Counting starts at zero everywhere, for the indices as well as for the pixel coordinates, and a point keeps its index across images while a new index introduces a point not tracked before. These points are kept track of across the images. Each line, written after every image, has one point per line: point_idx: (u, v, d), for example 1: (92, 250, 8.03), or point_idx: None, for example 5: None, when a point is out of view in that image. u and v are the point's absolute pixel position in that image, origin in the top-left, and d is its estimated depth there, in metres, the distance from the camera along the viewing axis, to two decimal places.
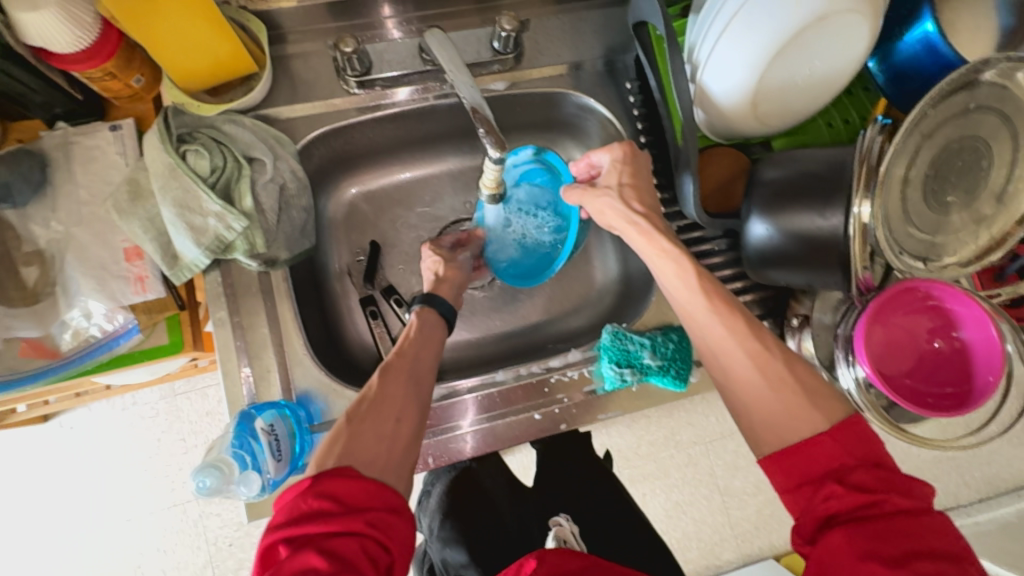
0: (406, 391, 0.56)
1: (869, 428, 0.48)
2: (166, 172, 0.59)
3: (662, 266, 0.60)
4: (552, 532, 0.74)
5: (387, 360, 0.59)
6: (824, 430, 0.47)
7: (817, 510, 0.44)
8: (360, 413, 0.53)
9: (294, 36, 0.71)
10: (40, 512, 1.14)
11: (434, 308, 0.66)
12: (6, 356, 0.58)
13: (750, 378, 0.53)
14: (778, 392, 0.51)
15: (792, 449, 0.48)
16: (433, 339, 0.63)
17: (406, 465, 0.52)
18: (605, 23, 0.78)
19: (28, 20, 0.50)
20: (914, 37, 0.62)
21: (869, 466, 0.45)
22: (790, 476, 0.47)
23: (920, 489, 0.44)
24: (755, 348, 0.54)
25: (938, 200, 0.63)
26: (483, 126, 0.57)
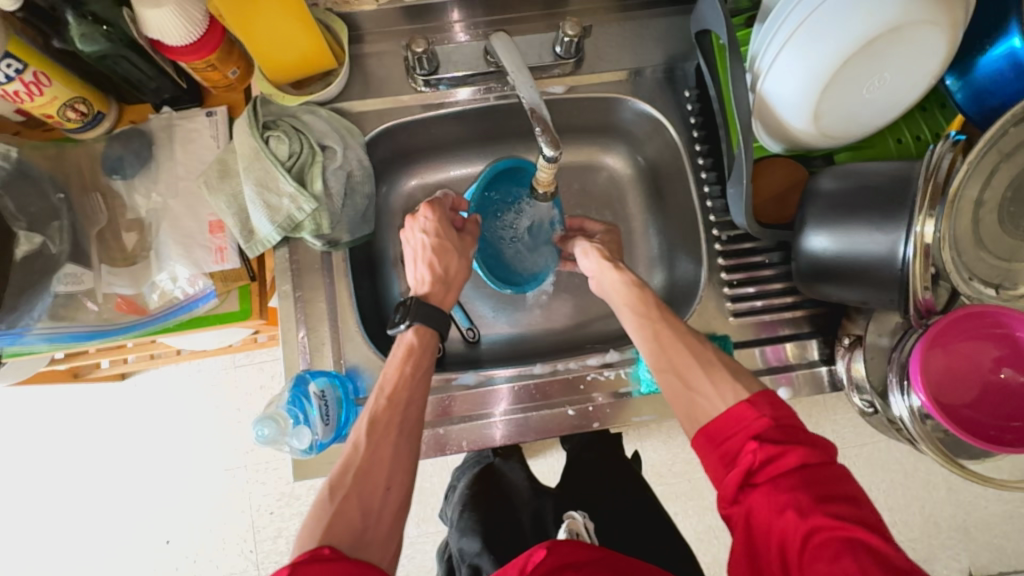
0: (395, 448, 0.57)
1: (777, 395, 0.54)
2: (251, 155, 0.66)
3: (625, 292, 0.67)
4: (565, 524, 0.76)
5: (377, 410, 0.59)
6: (743, 398, 0.54)
7: (739, 465, 0.50)
8: (345, 484, 0.54)
9: (371, 37, 0.76)
10: (112, 460, 1.26)
11: (428, 326, 0.66)
12: (105, 309, 0.66)
13: (695, 373, 0.59)
14: (716, 379, 0.58)
15: (717, 417, 0.54)
16: (426, 376, 0.63)
17: (395, 531, 0.54)
18: (668, 31, 0.79)
19: (151, 16, 0.58)
20: (998, 53, 0.59)
21: (781, 425, 0.51)
22: (716, 440, 0.53)
23: (823, 444, 0.50)
24: (698, 348, 0.60)
25: (1017, 224, 0.59)
26: (539, 126, 0.60)
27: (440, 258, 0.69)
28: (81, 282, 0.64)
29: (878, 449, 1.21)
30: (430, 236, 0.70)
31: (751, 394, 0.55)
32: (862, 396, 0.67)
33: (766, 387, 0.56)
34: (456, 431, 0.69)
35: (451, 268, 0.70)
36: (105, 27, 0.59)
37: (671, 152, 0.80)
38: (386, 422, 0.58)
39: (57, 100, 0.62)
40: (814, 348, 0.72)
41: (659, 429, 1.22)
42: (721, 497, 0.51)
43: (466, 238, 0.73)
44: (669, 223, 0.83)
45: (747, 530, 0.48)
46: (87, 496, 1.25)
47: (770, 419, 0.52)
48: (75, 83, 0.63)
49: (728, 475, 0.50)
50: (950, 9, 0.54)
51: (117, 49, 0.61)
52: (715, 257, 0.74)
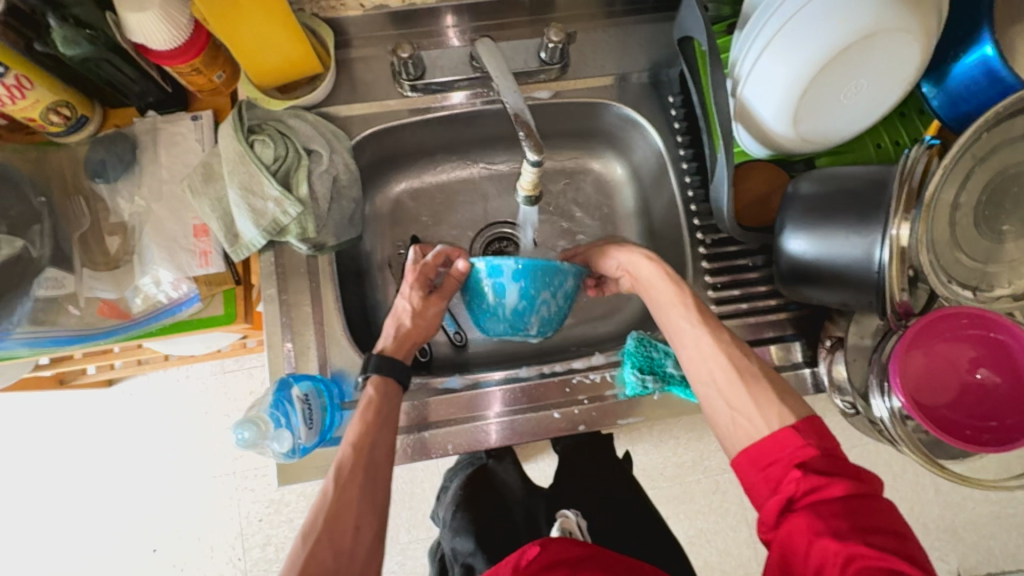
0: (363, 489, 0.56)
1: (823, 423, 0.53)
2: (235, 158, 0.66)
3: (664, 291, 0.65)
4: (558, 523, 0.75)
5: (344, 455, 0.57)
6: (789, 423, 0.52)
7: (781, 491, 0.49)
8: (317, 527, 0.53)
9: (357, 41, 0.76)
10: (96, 467, 1.24)
11: (389, 375, 0.64)
12: (87, 313, 0.66)
13: (733, 388, 0.57)
14: (759, 400, 0.55)
15: (759, 440, 0.53)
16: (388, 417, 0.62)
17: (369, 571, 0.53)
18: (652, 37, 0.80)
19: (134, 20, 0.58)
20: (971, 60, 0.60)
21: (828, 456, 0.50)
22: (756, 464, 0.52)
23: (866, 474, 0.50)
24: (738, 359, 0.59)
25: (992, 227, 0.60)
26: (523, 130, 0.60)
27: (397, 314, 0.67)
28: (62, 285, 0.64)
29: (867, 451, 1.22)
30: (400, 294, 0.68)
31: (797, 418, 0.53)
32: (844, 398, 0.68)
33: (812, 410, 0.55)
34: (443, 435, 0.69)
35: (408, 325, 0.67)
36: (88, 31, 0.60)
37: (656, 156, 0.80)
38: (351, 469, 0.57)
39: (40, 103, 0.62)
40: (797, 350, 0.73)
41: (650, 433, 1.22)
42: (760, 521, 0.51)
43: (434, 297, 0.68)
44: (656, 226, 0.83)
45: (783, 556, 0.48)
46: (71, 504, 1.23)
47: (817, 449, 0.50)
48: (58, 86, 0.63)
49: (768, 500, 0.50)
50: (924, 16, 0.55)
51: (100, 53, 0.61)
52: (699, 260, 0.74)
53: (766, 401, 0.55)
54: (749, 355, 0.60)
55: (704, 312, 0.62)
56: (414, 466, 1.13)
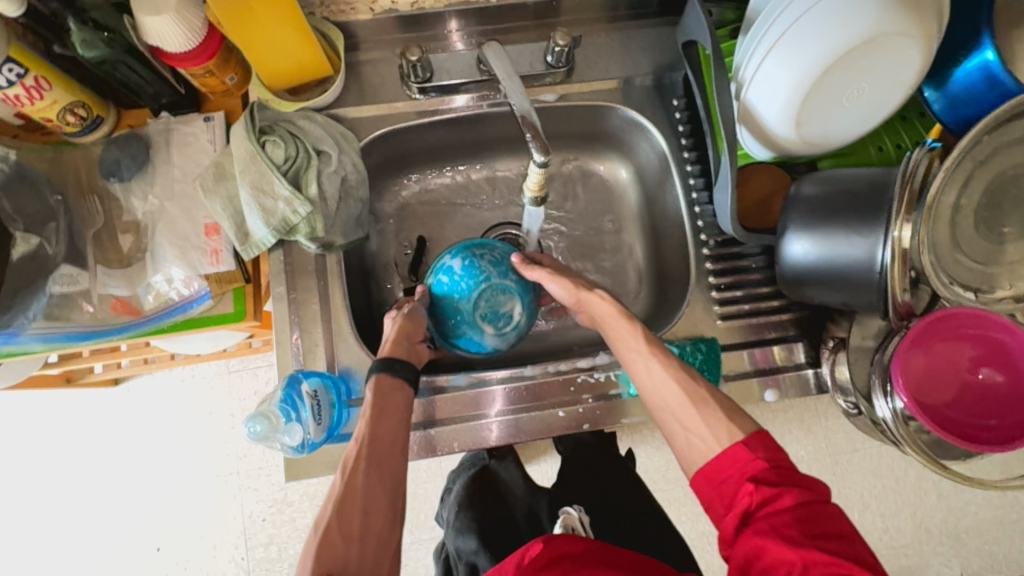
0: (369, 477, 0.56)
1: (771, 435, 0.54)
2: (247, 159, 0.67)
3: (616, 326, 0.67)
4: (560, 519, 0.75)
5: (348, 448, 0.57)
6: (738, 438, 0.54)
7: (736, 506, 0.50)
8: (326, 516, 0.53)
9: (366, 44, 0.78)
10: (103, 464, 1.25)
11: (393, 371, 0.63)
12: (100, 310, 0.67)
13: (687, 411, 0.59)
14: (709, 417, 0.57)
15: (713, 458, 0.54)
16: (392, 408, 0.61)
17: (383, 556, 0.53)
18: (656, 41, 0.81)
19: (151, 23, 0.59)
20: (972, 64, 0.61)
21: (778, 467, 0.51)
22: (713, 482, 0.53)
23: (818, 484, 0.50)
24: (687, 381, 0.60)
25: (993, 228, 0.61)
26: (530, 132, 0.61)
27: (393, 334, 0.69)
28: (76, 283, 0.65)
29: (869, 455, 1.22)
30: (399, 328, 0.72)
31: (746, 433, 0.55)
32: (847, 398, 0.69)
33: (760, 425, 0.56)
34: (448, 433, 0.70)
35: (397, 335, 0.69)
36: (106, 34, 0.61)
37: (660, 159, 0.81)
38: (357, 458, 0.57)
39: (57, 104, 0.63)
40: (800, 351, 0.73)
41: (652, 435, 1.23)
42: (721, 538, 0.51)
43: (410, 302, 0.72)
44: (659, 228, 0.84)
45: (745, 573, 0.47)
46: (77, 502, 1.24)
47: (766, 462, 0.52)
48: (74, 87, 0.64)
49: (726, 517, 0.51)
50: (924, 21, 0.56)
51: (117, 55, 0.62)
52: (703, 261, 0.75)
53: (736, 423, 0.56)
54: (697, 377, 0.61)
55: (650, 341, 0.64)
56: (418, 466, 1.14)
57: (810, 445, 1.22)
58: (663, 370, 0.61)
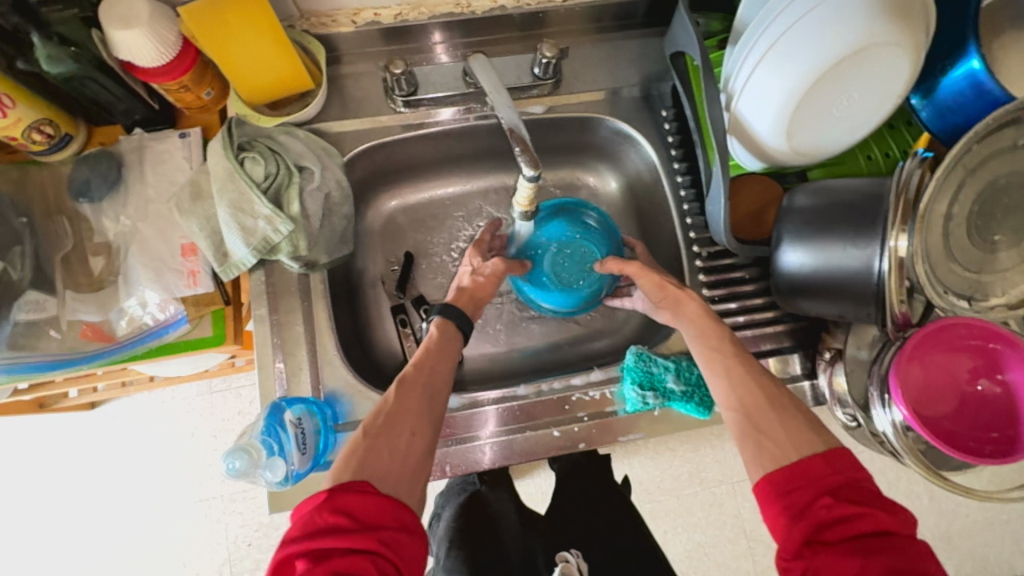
0: (421, 402, 0.57)
1: (855, 457, 0.50)
2: (225, 176, 0.64)
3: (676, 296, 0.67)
4: (558, 567, 0.72)
5: (404, 372, 0.59)
6: (818, 452, 0.50)
7: (808, 517, 0.46)
8: (376, 426, 0.54)
9: (348, 58, 0.76)
10: (78, 493, 1.20)
11: (450, 318, 0.66)
12: (69, 337, 0.63)
13: (742, 378, 0.58)
14: (779, 425, 0.54)
15: (787, 466, 0.50)
16: (448, 352, 0.63)
17: (419, 478, 0.52)
18: (643, 52, 0.80)
19: (120, 37, 0.57)
20: (959, 74, 0.61)
21: (858, 486, 0.47)
22: (782, 489, 0.49)
23: (903, 514, 0.46)
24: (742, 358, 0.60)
25: (985, 237, 0.61)
26: (519, 145, 0.59)
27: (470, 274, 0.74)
28: (43, 309, 0.62)
29: (861, 459, 1.22)
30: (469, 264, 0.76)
31: (826, 449, 0.51)
32: (845, 411, 0.67)
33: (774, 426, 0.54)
34: (440, 455, 0.67)
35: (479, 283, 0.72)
36: (73, 49, 0.58)
37: (649, 169, 0.81)
38: (411, 381, 0.58)
39: (21, 122, 0.60)
40: (796, 362, 0.72)
41: (646, 446, 1.21)
42: (781, 548, 0.47)
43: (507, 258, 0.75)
44: (651, 239, 0.83)
45: None
46: (50, 534, 1.18)
47: (846, 479, 0.48)
48: (40, 104, 0.62)
49: (792, 527, 0.46)
50: (913, 31, 0.56)
51: (86, 71, 0.60)
52: (696, 273, 0.74)
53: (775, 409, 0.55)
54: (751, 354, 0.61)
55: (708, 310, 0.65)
56: None
57: None
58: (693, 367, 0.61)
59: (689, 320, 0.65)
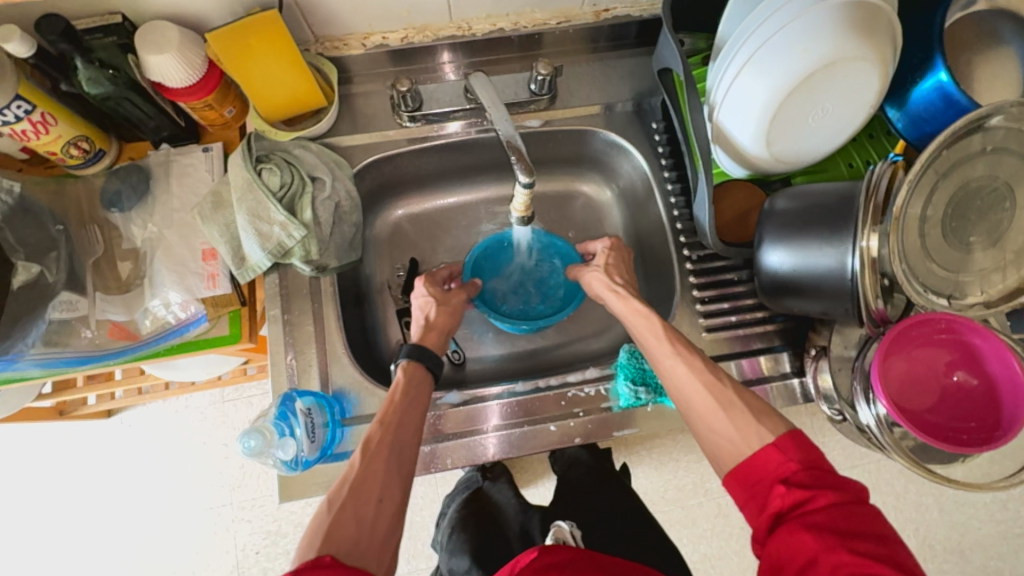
0: (389, 462, 0.56)
1: (806, 436, 0.52)
2: (244, 186, 0.69)
3: (639, 325, 0.67)
4: (551, 532, 0.74)
5: (371, 429, 0.59)
6: (769, 441, 0.51)
7: (768, 508, 0.48)
8: (341, 497, 0.53)
9: (359, 78, 0.82)
10: (94, 496, 1.24)
11: (422, 362, 0.66)
12: (97, 336, 0.68)
13: (714, 414, 0.57)
14: (737, 420, 0.55)
15: (745, 459, 0.52)
16: (419, 401, 0.63)
17: (389, 544, 0.52)
18: (634, 70, 0.85)
19: (152, 60, 0.63)
20: (928, 85, 0.65)
21: (810, 467, 0.49)
22: (745, 483, 0.51)
23: (852, 484, 0.48)
24: (715, 385, 0.59)
25: (961, 238, 0.63)
26: (514, 154, 0.65)
27: (426, 308, 0.74)
28: (75, 308, 0.67)
29: (868, 470, 1.22)
30: (421, 295, 0.75)
31: (776, 435, 0.53)
32: (831, 405, 0.70)
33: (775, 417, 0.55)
34: (442, 449, 0.70)
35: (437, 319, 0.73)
36: (111, 71, 0.64)
37: (641, 178, 0.85)
38: (378, 441, 0.58)
39: (61, 138, 0.67)
40: (785, 361, 0.75)
41: (650, 456, 1.23)
42: (753, 538, 0.49)
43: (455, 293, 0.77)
44: (645, 246, 0.87)
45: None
46: (65, 544, 1.22)
47: (800, 464, 0.49)
48: (78, 122, 0.68)
49: (759, 518, 0.48)
50: (878, 46, 0.60)
51: (121, 92, 0.66)
52: (687, 276, 0.78)
53: (747, 422, 0.54)
54: (725, 379, 0.59)
55: (674, 340, 0.64)
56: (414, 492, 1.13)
57: None
58: (684, 372, 0.61)
59: (646, 336, 0.66)
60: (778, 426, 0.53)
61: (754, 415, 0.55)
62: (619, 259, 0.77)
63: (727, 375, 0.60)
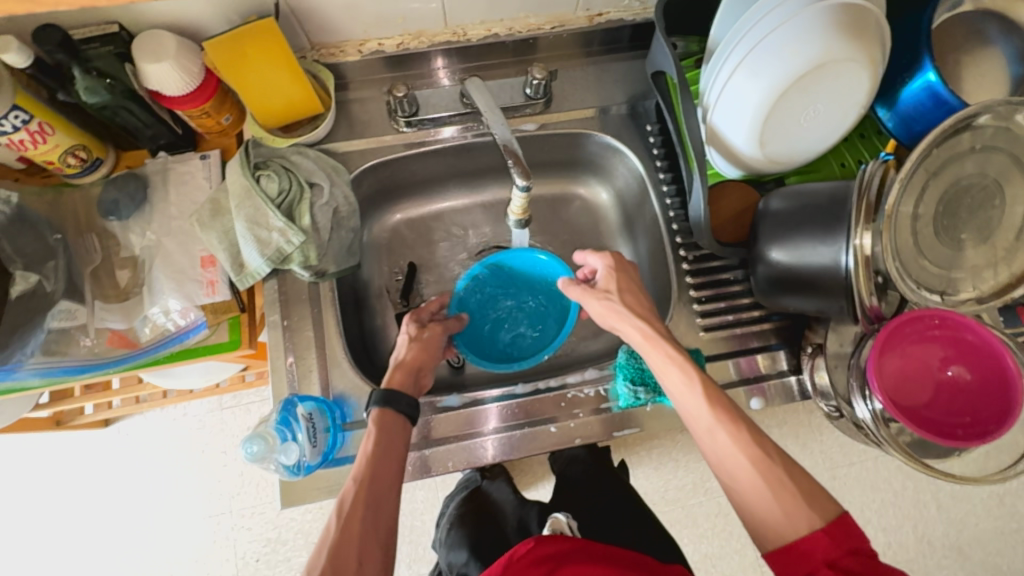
0: (367, 522, 0.55)
1: (855, 521, 0.50)
2: (243, 193, 0.70)
3: (669, 375, 0.63)
4: (548, 524, 0.72)
5: (347, 488, 0.56)
6: (820, 527, 0.50)
7: None
8: (320, 564, 0.51)
9: (355, 84, 0.82)
10: (92, 506, 1.23)
11: (394, 407, 0.64)
12: (97, 344, 0.68)
13: (757, 488, 0.54)
14: (784, 499, 0.52)
15: (792, 543, 0.50)
16: (394, 450, 0.61)
17: None
18: (628, 73, 0.86)
19: (150, 69, 0.63)
20: (917, 86, 0.66)
21: (859, 556, 0.48)
22: (791, 568, 0.49)
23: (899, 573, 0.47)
24: (762, 462, 0.55)
25: (952, 235, 0.64)
26: (512, 158, 0.66)
27: (402, 348, 0.71)
28: (74, 318, 0.68)
29: (866, 468, 1.23)
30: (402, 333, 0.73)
31: (828, 520, 0.51)
32: (828, 402, 0.71)
33: (838, 503, 0.52)
34: (442, 452, 0.71)
35: (410, 356, 0.70)
36: (109, 80, 0.65)
37: (637, 180, 0.85)
38: (354, 501, 0.56)
39: (58, 147, 0.67)
40: (782, 359, 0.76)
41: (649, 456, 1.23)
42: None
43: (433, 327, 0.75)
44: (642, 247, 0.88)
45: None
46: (63, 555, 1.21)
47: (850, 552, 0.48)
48: (75, 131, 0.68)
49: None
50: (867, 48, 0.61)
51: (117, 101, 0.67)
52: (684, 276, 0.78)
53: (798, 505, 0.52)
54: (771, 451, 0.56)
55: (712, 400, 0.60)
56: (414, 497, 1.13)
57: (807, 461, 1.23)
58: (724, 439, 0.58)
59: (677, 388, 0.62)
60: (830, 510, 0.51)
61: (806, 499, 0.52)
62: (626, 279, 0.72)
63: (773, 444, 0.57)
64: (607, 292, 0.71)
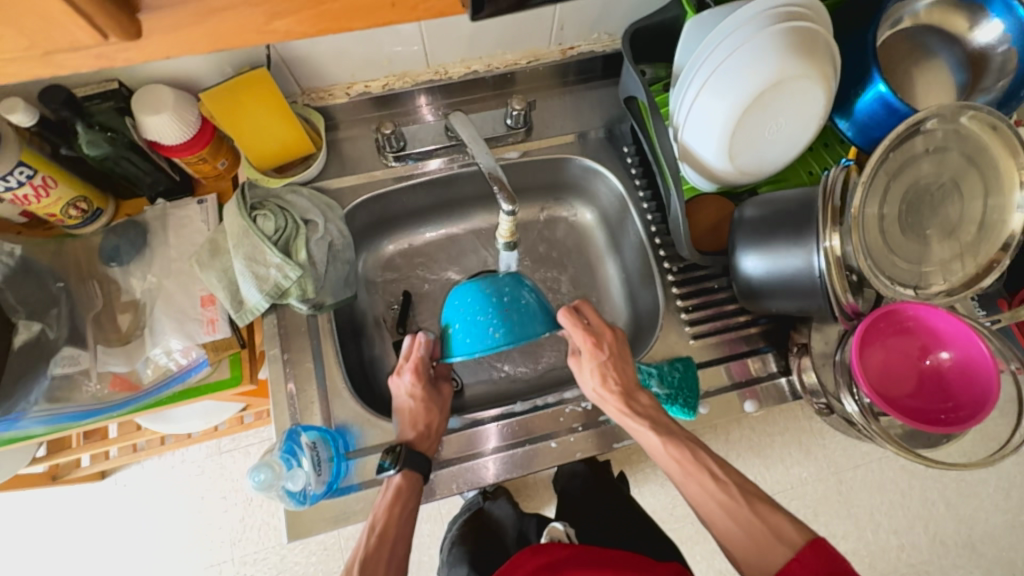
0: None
1: (831, 546, 0.52)
2: (240, 233, 0.71)
3: (643, 433, 0.66)
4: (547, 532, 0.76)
5: (366, 540, 0.62)
6: (791, 556, 0.53)
7: None
8: None
9: (344, 124, 0.86)
10: (90, 562, 1.20)
11: (417, 469, 0.66)
12: (100, 388, 0.70)
13: (721, 520, 0.59)
14: (755, 530, 0.57)
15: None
16: (413, 510, 0.64)
17: None
18: (603, 99, 0.91)
19: (149, 121, 0.67)
20: (870, 96, 0.71)
21: None
22: None
23: None
24: (730, 503, 0.60)
25: (917, 231, 0.68)
26: (496, 184, 0.70)
27: (423, 415, 0.71)
28: (78, 362, 0.69)
29: (871, 469, 1.24)
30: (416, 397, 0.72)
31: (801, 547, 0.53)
32: (818, 400, 0.73)
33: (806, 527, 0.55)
34: (446, 475, 0.71)
35: (433, 424, 0.71)
36: (110, 134, 0.68)
37: (618, 199, 0.89)
38: (375, 557, 0.61)
39: (61, 199, 0.69)
40: (772, 361, 0.78)
41: (656, 473, 1.23)
42: None
43: (443, 389, 0.76)
44: (627, 262, 0.91)
45: None
46: None
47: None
48: (76, 183, 0.71)
49: None
50: (819, 65, 0.66)
51: (119, 151, 0.70)
52: (670, 287, 0.81)
53: (768, 537, 0.56)
54: (739, 495, 0.60)
55: (672, 445, 0.65)
56: (420, 531, 1.12)
57: (812, 467, 1.24)
58: (694, 486, 0.62)
59: (650, 447, 0.66)
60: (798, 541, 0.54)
61: (773, 530, 0.56)
62: (612, 350, 0.70)
63: (738, 482, 0.61)
64: (588, 362, 0.69)
